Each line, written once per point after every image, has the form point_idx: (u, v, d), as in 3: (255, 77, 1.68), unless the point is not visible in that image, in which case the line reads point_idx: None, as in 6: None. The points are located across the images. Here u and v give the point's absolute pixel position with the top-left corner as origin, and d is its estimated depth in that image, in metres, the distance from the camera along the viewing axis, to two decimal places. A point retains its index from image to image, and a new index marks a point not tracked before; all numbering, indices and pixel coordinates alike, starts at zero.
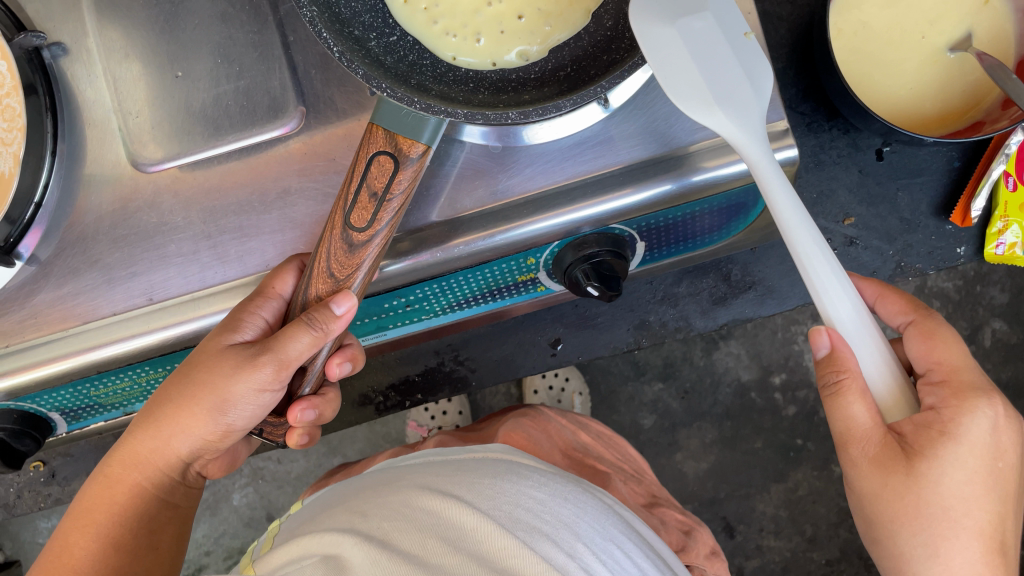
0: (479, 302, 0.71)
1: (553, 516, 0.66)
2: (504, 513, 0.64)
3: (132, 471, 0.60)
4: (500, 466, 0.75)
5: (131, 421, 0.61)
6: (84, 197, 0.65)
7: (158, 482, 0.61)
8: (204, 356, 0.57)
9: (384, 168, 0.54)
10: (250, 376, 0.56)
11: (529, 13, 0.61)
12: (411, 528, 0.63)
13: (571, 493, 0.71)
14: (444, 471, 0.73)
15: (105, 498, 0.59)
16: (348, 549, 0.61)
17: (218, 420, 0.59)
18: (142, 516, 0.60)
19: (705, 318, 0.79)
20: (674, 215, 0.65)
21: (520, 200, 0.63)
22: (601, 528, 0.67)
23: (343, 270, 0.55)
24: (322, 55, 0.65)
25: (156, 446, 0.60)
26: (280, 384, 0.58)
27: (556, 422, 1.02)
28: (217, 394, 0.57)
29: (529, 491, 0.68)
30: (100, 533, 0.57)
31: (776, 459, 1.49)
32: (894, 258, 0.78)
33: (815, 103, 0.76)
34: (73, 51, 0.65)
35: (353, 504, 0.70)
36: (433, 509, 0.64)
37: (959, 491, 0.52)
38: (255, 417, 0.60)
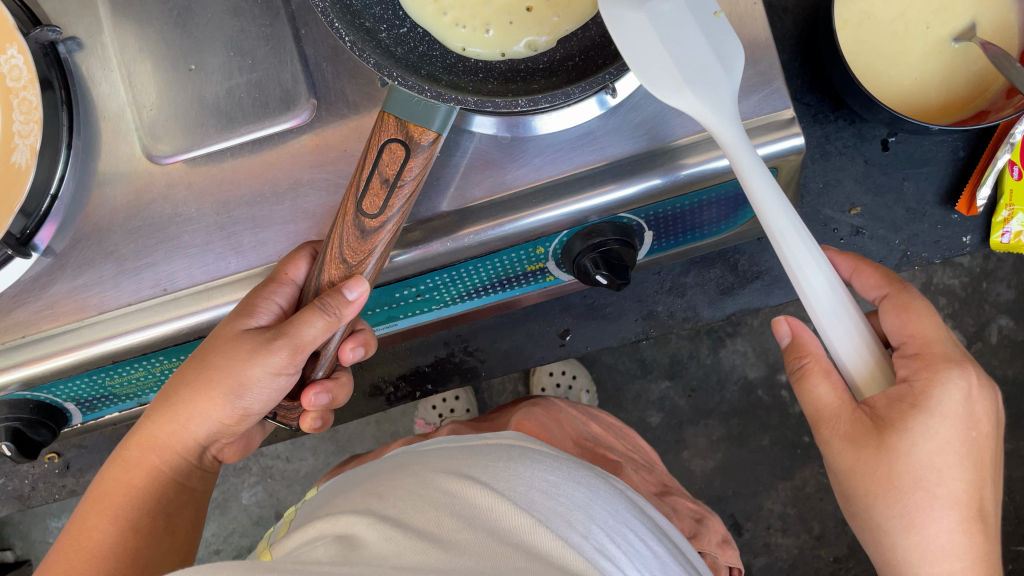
0: (490, 291, 0.72)
1: (568, 497, 0.67)
2: (520, 493, 0.65)
3: (150, 455, 0.61)
4: (513, 450, 0.76)
5: (149, 406, 0.62)
6: (99, 189, 0.66)
7: (175, 466, 0.62)
8: (218, 341, 0.58)
9: (396, 155, 0.55)
10: (266, 359, 0.57)
11: (537, 5, 0.62)
12: (426, 506, 0.63)
13: (583, 478, 0.72)
14: (456, 456, 0.74)
15: (124, 482, 0.60)
16: (361, 527, 0.62)
17: (234, 404, 0.60)
18: (159, 499, 0.61)
19: (712, 308, 0.80)
20: (679, 204, 0.65)
21: (530, 189, 0.64)
22: (615, 513, 0.68)
23: (356, 256, 0.56)
24: (333, 47, 0.66)
25: (173, 430, 0.61)
26: (295, 367, 0.59)
27: (567, 413, 1.04)
28: (235, 377, 0.58)
29: (543, 474, 0.69)
30: (118, 515, 0.58)
31: (783, 456, 1.49)
32: (900, 247, 0.79)
33: (821, 95, 0.77)
34: (88, 45, 0.66)
35: (368, 487, 0.71)
36: (447, 490, 0.65)
37: (938, 461, 0.52)
38: (272, 400, 0.61)
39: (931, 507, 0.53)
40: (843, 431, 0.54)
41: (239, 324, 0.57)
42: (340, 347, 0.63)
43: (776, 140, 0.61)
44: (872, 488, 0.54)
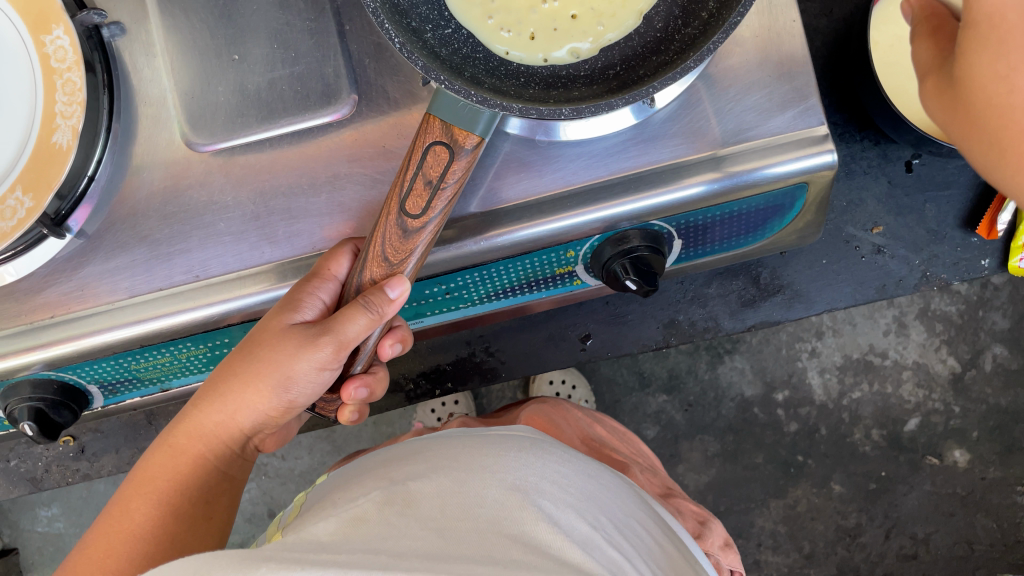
0: (516, 293, 0.72)
1: (577, 490, 0.68)
2: (529, 482, 0.66)
3: (197, 443, 0.60)
4: (524, 441, 0.77)
5: (196, 393, 0.62)
6: (137, 173, 0.66)
7: (219, 455, 0.62)
8: (264, 335, 0.57)
9: (440, 158, 0.56)
10: (312, 355, 0.57)
11: (582, 12, 0.61)
12: (435, 488, 0.64)
13: (594, 473, 0.74)
14: (466, 444, 0.74)
15: (169, 466, 0.59)
16: (368, 508, 0.62)
17: (281, 397, 0.60)
18: (201, 486, 0.60)
19: (733, 320, 0.80)
20: (713, 214, 0.66)
21: (563, 192, 0.65)
22: (622, 510, 0.70)
23: (397, 255, 0.56)
24: (377, 45, 0.66)
25: (222, 420, 0.60)
26: (338, 364, 0.59)
27: (574, 413, 1.05)
28: (281, 372, 0.58)
29: (556, 465, 0.71)
30: (161, 499, 0.57)
31: (776, 474, 1.50)
32: (920, 267, 0.78)
33: (848, 115, 0.78)
34: (131, 30, 0.67)
35: (380, 469, 0.71)
36: (456, 476, 0.65)
37: (1015, 56, 0.46)
38: (315, 395, 0.61)
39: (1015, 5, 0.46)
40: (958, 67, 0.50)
41: (284, 320, 0.57)
42: (380, 343, 0.64)
43: (809, 155, 0.62)
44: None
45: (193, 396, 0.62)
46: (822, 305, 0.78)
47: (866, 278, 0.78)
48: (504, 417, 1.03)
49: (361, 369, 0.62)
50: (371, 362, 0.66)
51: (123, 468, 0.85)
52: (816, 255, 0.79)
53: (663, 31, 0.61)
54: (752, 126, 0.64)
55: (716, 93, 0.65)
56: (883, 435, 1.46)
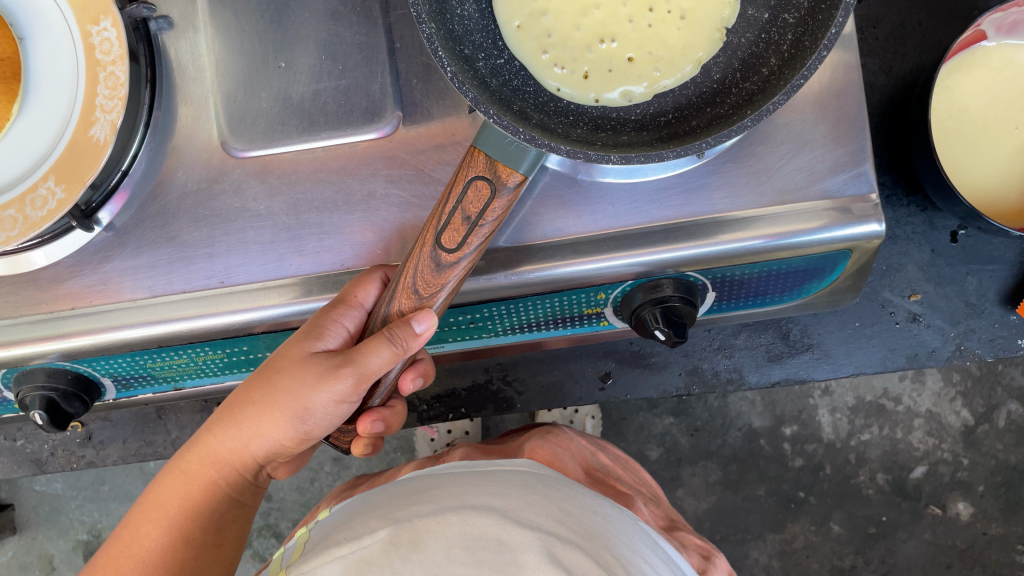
0: (542, 328, 0.70)
1: (582, 527, 0.68)
2: (536, 524, 0.65)
3: (210, 469, 0.59)
4: (529, 479, 0.77)
5: (210, 418, 0.60)
6: (171, 171, 0.65)
7: (231, 482, 0.61)
8: (284, 362, 0.56)
9: (481, 193, 0.55)
10: (332, 386, 0.55)
11: (639, 55, 0.59)
12: (441, 530, 0.63)
13: (600, 509, 0.74)
14: (472, 483, 0.74)
15: (180, 493, 0.58)
16: (374, 550, 0.61)
17: (297, 427, 0.58)
18: (212, 513, 0.59)
19: (757, 374, 0.79)
20: (752, 271, 0.64)
21: (600, 235, 0.63)
22: (628, 543, 0.69)
23: (427, 288, 0.55)
24: (426, 65, 0.65)
25: (236, 448, 0.59)
26: (357, 396, 0.58)
27: (577, 442, 1.04)
28: (300, 402, 0.56)
29: (562, 504, 0.71)
30: (170, 526, 0.57)
31: (777, 509, 1.48)
32: (955, 340, 0.77)
33: (897, 177, 0.76)
34: (177, 25, 0.66)
35: (385, 508, 0.70)
36: (462, 518, 0.65)
37: None
38: (332, 426, 0.60)
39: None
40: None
41: (305, 348, 0.56)
42: (401, 378, 0.63)
43: (857, 223, 0.61)
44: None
45: (208, 419, 0.61)
46: (849, 369, 0.77)
47: (896, 345, 0.77)
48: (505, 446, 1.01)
49: (379, 402, 0.62)
50: (390, 396, 0.65)
51: (127, 458, 0.85)
52: (849, 316, 0.77)
53: (720, 82, 0.59)
54: (799, 188, 0.62)
55: (765, 149, 0.63)
56: (889, 480, 1.45)
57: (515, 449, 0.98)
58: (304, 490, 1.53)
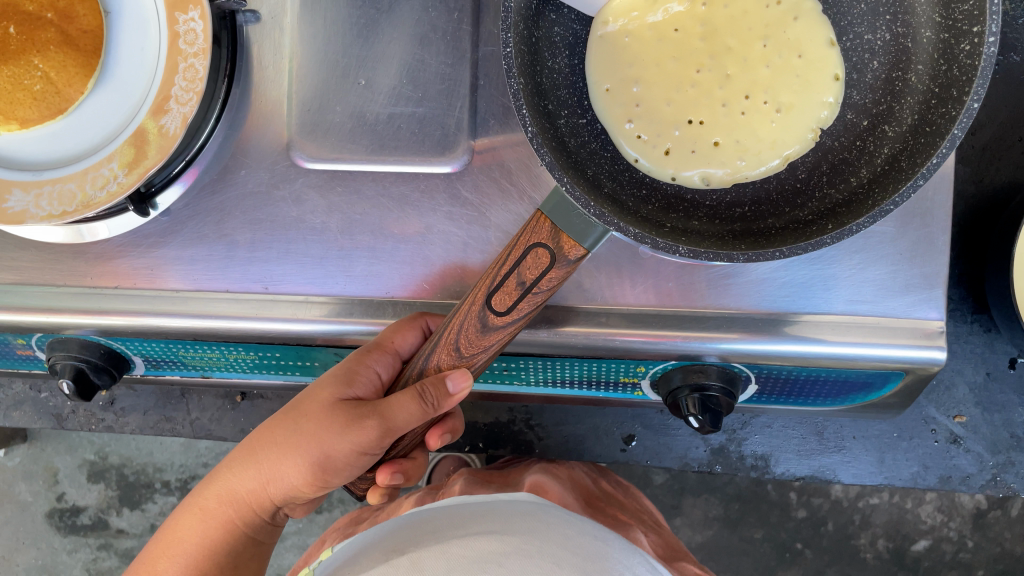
0: (575, 386, 0.69)
1: (581, 549, 0.67)
2: (532, 544, 0.65)
3: (227, 508, 0.60)
4: (530, 505, 0.76)
5: (230, 455, 0.60)
6: (234, 168, 0.65)
7: (249, 520, 0.61)
8: (313, 401, 0.56)
9: (540, 261, 0.53)
10: (357, 436, 0.55)
11: (725, 141, 0.57)
12: (440, 555, 0.64)
13: (601, 534, 0.73)
14: (474, 515, 0.73)
15: (197, 530, 0.59)
16: None
17: (317, 477, 0.57)
18: (229, 552, 0.60)
19: (784, 464, 0.78)
20: (800, 373, 0.62)
21: (652, 310, 0.62)
22: (626, 564, 0.69)
23: (470, 348, 0.53)
24: (506, 107, 0.64)
25: (254, 488, 0.59)
26: (381, 449, 0.57)
27: (579, 469, 1.00)
28: (323, 447, 0.56)
29: (561, 528, 0.71)
30: (186, 563, 0.58)
31: (771, 556, 1.49)
32: (992, 469, 0.75)
33: (965, 293, 0.74)
34: (264, 20, 0.65)
35: (388, 542, 0.70)
36: (460, 545, 0.65)
37: None
38: (353, 475, 0.59)
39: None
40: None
41: (335, 392, 0.56)
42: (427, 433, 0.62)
43: (918, 346, 0.58)
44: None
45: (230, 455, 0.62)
46: (878, 477, 0.76)
47: (931, 463, 0.75)
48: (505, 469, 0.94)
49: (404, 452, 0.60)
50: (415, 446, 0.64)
51: (145, 429, 0.86)
52: (888, 425, 0.76)
53: (804, 182, 0.57)
54: (867, 301, 0.60)
55: (837, 254, 0.61)
56: (888, 547, 1.41)
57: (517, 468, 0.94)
58: None
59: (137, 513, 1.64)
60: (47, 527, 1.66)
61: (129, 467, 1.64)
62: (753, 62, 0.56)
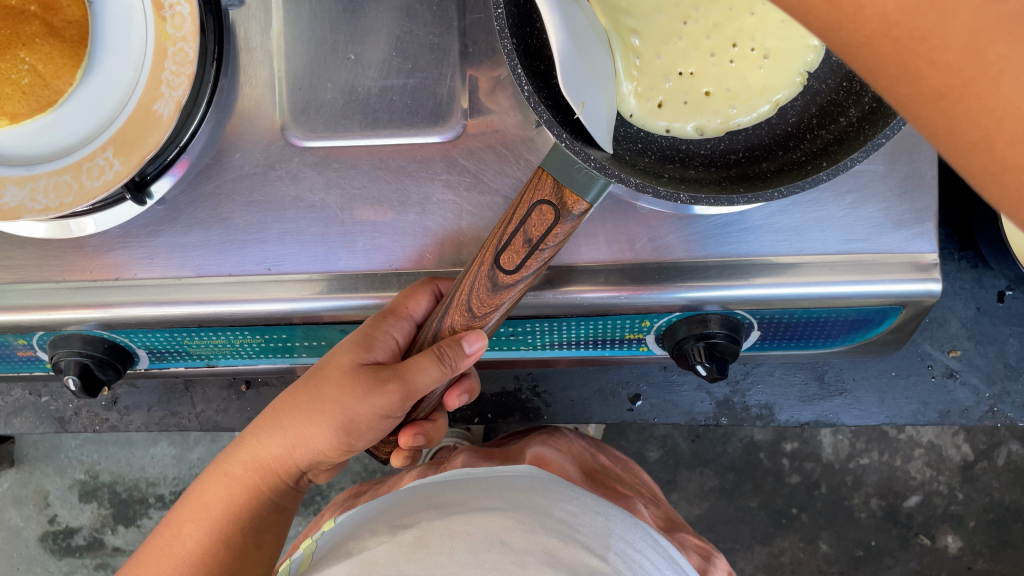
0: (581, 347, 0.70)
1: (585, 526, 0.67)
2: (538, 521, 0.65)
3: (253, 474, 0.59)
4: (532, 481, 0.75)
5: (256, 422, 0.60)
6: (228, 152, 0.65)
7: (273, 486, 0.60)
8: (333, 368, 0.56)
9: (545, 218, 0.53)
10: (379, 400, 0.55)
11: (716, 90, 0.58)
12: (445, 532, 0.63)
13: (601, 507, 0.72)
14: (478, 489, 0.73)
15: (223, 495, 0.58)
16: (381, 551, 0.62)
17: (343, 439, 0.57)
18: (253, 517, 0.59)
19: (787, 412, 0.80)
20: (801, 316, 0.64)
21: (655, 263, 0.63)
22: (628, 540, 0.68)
23: (482, 307, 0.54)
24: (496, 73, 0.64)
25: (280, 454, 0.59)
26: (402, 410, 0.57)
27: (577, 444, 0.97)
28: (346, 412, 0.56)
29: (564, 504, 0.70)
30: (212, 527, 0.57)
31: (767, 522, 1.49)
32: (988, 400, 0.77)
33: (951, 231, 0.76)
34: (248, 3, 0.64)
35: (392, 517, 0.70)
36: (466, 520, 0.65)
37: None
38: (375, 438, 0.59)
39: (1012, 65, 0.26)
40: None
41: (355, 358, 0.56)
42: (445, 393, 0.63)
43: (914, 280, 0.60)
44: (918, 118, 0.30)
45: (253, 421, 0.61)
46: (880, 417, 0.78)
47: (930, 399, 0.78)
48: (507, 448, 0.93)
49: (423, 414, 0.61)
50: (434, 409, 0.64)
51: (150, 427, 0.86)
52: (885, 365, 0.78)
53: (794, 126, 0.59)
54: (861, 240, 0.62)
55: (828, 195, 0.63)
56: (881, 505, 1.45)
57: (514, 451, 0.90)
58: None
59: (133, 530, 1.62)
60: (40, 551, 1.64)
61: (121, 482, 1.62)
62: (738, 10, 0.57)
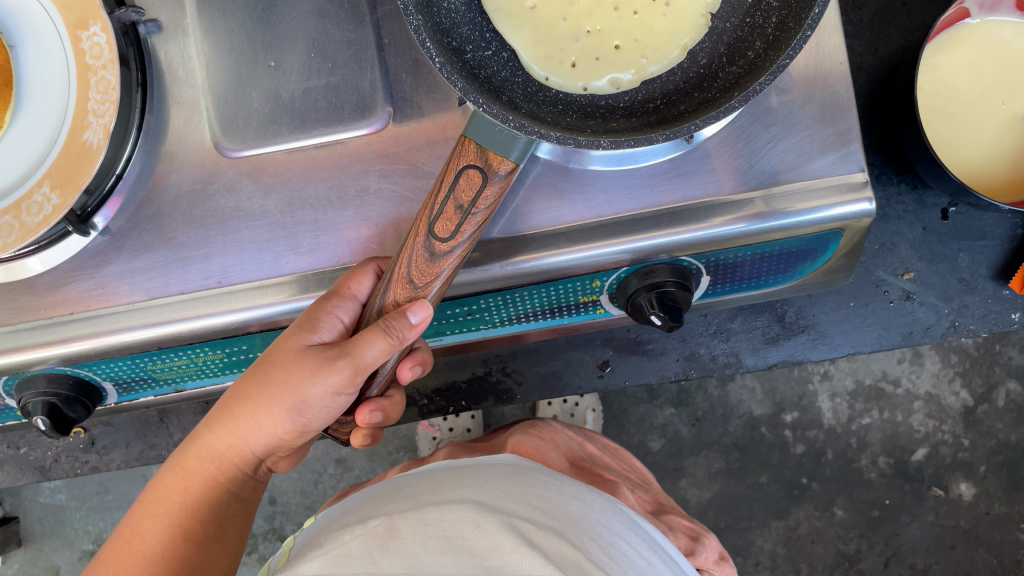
0: (540, 317, 0.71)
1: (559, 511, 0.67)
2: (510, 509, 0.65)
3: (209, 465, 0.60)
4: (507, 468, 0.75)
5: (208, 415, 0.62)
6: (164, 173, 0.66)
7: (230, 476, 0.62)
8: (281, 354, 0.57)
9: (473, 182, 0.54)
10: (328, 378, 0.56)
11: (625, 43, 0.60)
12: (419, 523, 0.63)
13: (578, 492, 0.73)
14: (451, 478, 0.73)
15: (181, 488, 0.59)
16: (353, 546, 0.61)
17: (294, 420, 0.59)
18: (211, 508, 0.60)
19: (754, 356, 0.82)
20: (744, 254, 0.65)
21: (591, 223, 0.63)
22: (605, 524, 0.68)
23: (423, 278, 0.55)
24: (415, 60, 0.66)
25: (234, 442, 0.60)
26: (354, 387, 0.59)
27: (563, 434, 0.95)
28: (296, 394, 0.57)
29: (537, 491, 0.70)
30: (171, 521, 0.57)
31: (780, 496, 1.48)
32: (949, 316, 0.80)
33: (886, 157, 0.80)
34: (166, 28, 0.66)
35: (365, 511, 0.70)
36: (438, 510, 0.65)
37: None
38: (330, 418, 0.61)
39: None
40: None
41: (300, 340, 0.57)
42: (398, 366, 0.65)
43: (845, 202, 0.61)
44: None
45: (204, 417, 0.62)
46: (845, 348, 0.80)
47: (892, 324, 0.80)
48: (489, 443, 0.92)
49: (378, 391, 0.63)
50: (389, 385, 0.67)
51: (130, 462, 0.88)
52: (844, 297, 0.81)
53: (707, 67, 0.60)
54: (790, 168, 0.63)
55: (753, 130, 0.64)
56: (890, 463, 1.44)
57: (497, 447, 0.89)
58: (308, 493, 1.51)
59: None
60: None
61: None
62: None
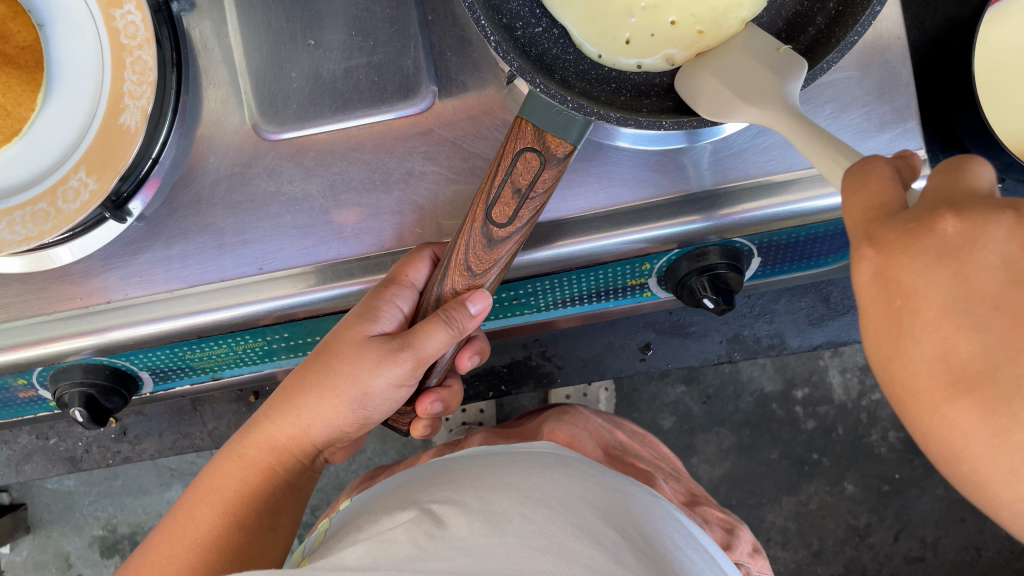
0: (584, 301, 0.70)
1: (603, 501, 0.66)
2: (554, 496, 0.64)
3: (268, 455, 0.59)
4: (550, 457, 0.74)
5: (268, 404, 0.60)
6: (202, 157, 0.64)
7: (287, 467, 0.60)
8: (342, 345, 0.57)
9: (531, 165, 0.52)
10: (389, 370, 0.56)
11: (681, 18, 0.57)
12: (465, 510, 0.61)
13: (620, 485, 0.72)
14: (494, 464, 0.72)
15: (238, 476, 0.58)
16: (397, 531, 0.60)
17: (356, 413, 0.59)
18: (267, 498, 0.58)
19: (799, 337, 0.83)
20: (797, 235, 0.63)
21: (643, 204, 0.62)
22: (650, 519, 0.67)
23: (481, 264, 0.53)
24: (460, 37, 0.64)
25: (296, 433, 0.59)
26: (414, 377, 0.59)
27: (594, 420, 0.95)
28: (358, 386, 0.57)
29: (581, 481, 0.69)
30: (226, 508, 0.56)
31: (790, 472, 1.47)
32: None
33: None
34: (199, 6, 0.64)
35: (404, 495, 0.69)
36: (483, 496, 0.63)
37: None
38: (389, 408, 0.61)
39: (970, 395, 0.30)
40: (870, 263, 0.34)
41: (360, 330, 0.57)
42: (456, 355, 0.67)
43: None
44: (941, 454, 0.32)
45: (263, 406, 0.61)
46: None
47: None
48: (521, 429, 0.92)
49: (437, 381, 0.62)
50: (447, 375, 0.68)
51: (163, 451, 0.91)
52: None
53: None
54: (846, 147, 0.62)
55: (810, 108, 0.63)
56: (900, 438, 1.45)
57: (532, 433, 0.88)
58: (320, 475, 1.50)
59: None
60: None
61: (140, 531, 1.59)
62: None
